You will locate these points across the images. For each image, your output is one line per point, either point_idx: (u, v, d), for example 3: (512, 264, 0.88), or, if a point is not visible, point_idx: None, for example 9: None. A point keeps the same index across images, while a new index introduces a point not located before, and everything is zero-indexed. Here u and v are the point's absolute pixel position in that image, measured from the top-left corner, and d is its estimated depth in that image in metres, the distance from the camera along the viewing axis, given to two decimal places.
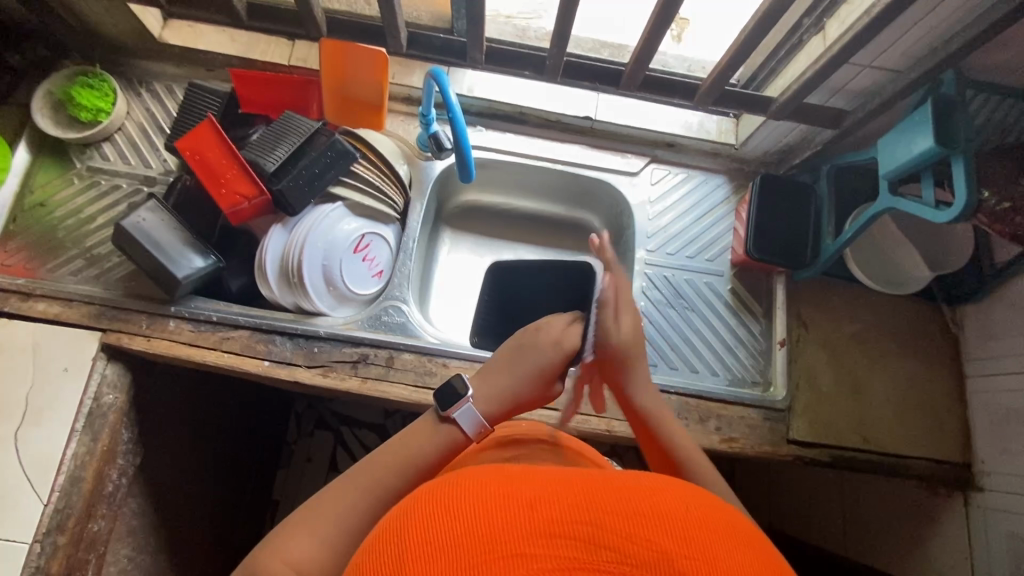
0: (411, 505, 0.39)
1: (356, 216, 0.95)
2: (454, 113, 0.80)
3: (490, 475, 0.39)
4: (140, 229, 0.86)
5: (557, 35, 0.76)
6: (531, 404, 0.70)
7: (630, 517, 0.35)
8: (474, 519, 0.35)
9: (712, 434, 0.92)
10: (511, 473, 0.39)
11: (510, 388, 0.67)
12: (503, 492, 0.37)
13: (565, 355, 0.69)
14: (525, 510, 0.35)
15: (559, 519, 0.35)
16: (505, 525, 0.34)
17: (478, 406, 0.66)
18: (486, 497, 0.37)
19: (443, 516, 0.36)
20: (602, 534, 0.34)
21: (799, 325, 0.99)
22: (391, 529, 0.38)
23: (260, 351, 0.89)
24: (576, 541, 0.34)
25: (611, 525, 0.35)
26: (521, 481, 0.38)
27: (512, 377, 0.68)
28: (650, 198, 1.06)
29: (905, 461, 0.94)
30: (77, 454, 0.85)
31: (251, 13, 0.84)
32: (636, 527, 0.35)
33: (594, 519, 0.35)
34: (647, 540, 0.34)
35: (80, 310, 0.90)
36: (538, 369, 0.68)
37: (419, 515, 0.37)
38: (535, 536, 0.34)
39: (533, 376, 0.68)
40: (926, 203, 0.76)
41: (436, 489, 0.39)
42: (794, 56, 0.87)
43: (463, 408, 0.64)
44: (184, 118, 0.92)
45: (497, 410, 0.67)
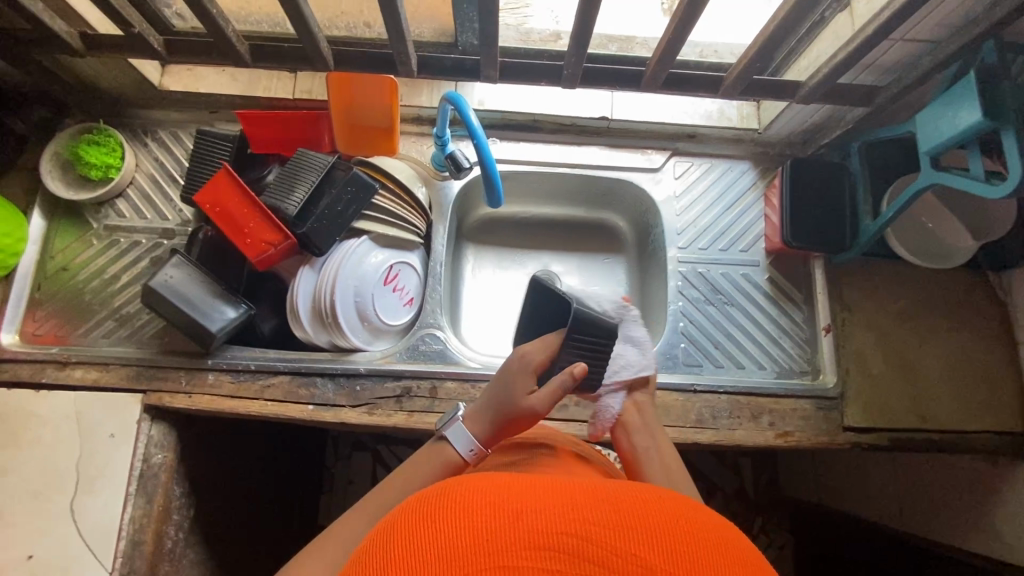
0: (401, 513, 0.39)
1: (381, 247, 0.92)
2: (475, 134, 0.74)
3: (478, 485, 0.38)
4: (169, 287, 0.84)
5: (576, 41, 0.73)
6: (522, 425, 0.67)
7: (615, 528, 0.34)
8: (457, 533, 0.34)
9: (766, 430, 0.90)
10: (502, 483, 0.38)
11: (487, 401, 0.68)
12: (488, 502, 0.36)
13: (534, 361, 0.69)
14: (510, 520, 0.34)
15: (545, 531, 0.33)
16: (487, 536, 0.33)
17: (467, 423, 0.68)
18: (472, 509, 0.35)
19: (428, 527, 0.35)
20: (588, 546, 0.32)
21: (843, 309, 0.96)
22: (380, 536, 0.37)
23: (303, 395, 0.88)
24: (558, 554, 0.32)
25: (597, 538, 0.33)
26: (506, 489, 0.37)
27: (493, 389, 0.69)
28: (676, 192, 1.03)
29: (964, 436, 0.92)
30: (134, 518, 0.86)
31: (255, 54, 0.81)
32: (623, 541, 0.33)
33: (580, 530, 0.33)
34: (632, 552, 0.32)
35: (117, 373, 0.90)
36: (503, 383, 0.69)
37: (405, 523, 0.37)
38: (518, 548, 0.32)
39: (502, 390, 0.68)
40: (974, 176, 0.73)
41: (428, 498, 0.39)
42: (818, 35, 0.83)
43: (451, 426, 0.67)
44: (197, 167, 0.91)
45: (485, 423, 0.67)
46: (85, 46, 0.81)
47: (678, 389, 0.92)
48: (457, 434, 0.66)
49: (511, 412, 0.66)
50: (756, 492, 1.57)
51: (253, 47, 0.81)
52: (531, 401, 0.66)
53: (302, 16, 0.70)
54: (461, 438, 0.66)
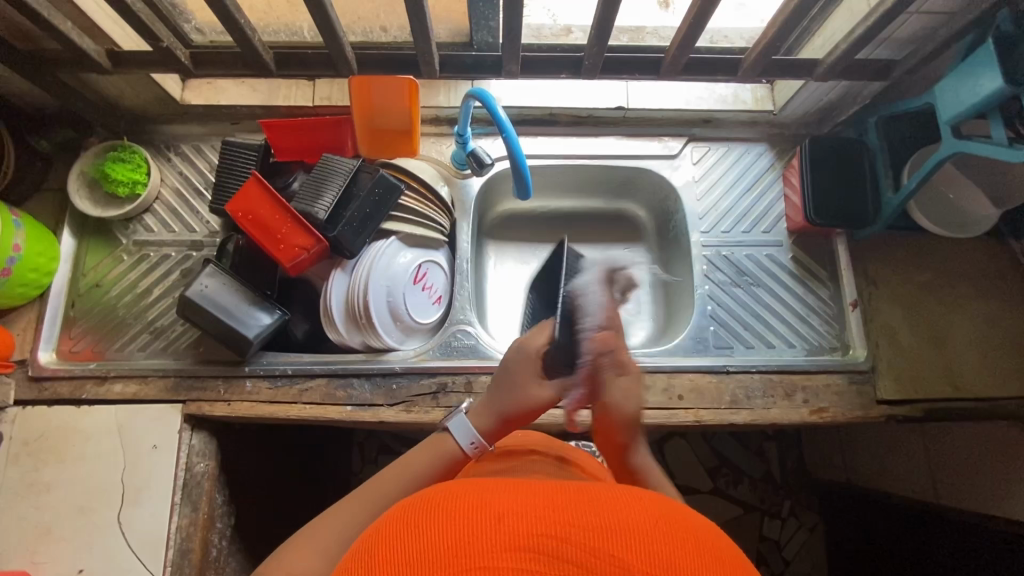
0: (393, 515, 0.39)
1: (409, 247, 0.93)
2: (504, 128, 0.74)
3: (462, 490, 0.39)
4: (205, 297, 0.85)
5: (598, 30, 0.73)
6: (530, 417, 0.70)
7: (594, 529, 0.34)
8: (438, 537, 0.34)
9: (801, 407, 0.91)
10: (488, 487, 0.39)
11: (495, 397, 0.70)
12: (471, 506, 0.36)
13: (534, 353, 0.71)
14: (490, 524, 0.34)
15: (525, 533, 0.33)
16: (468, 538, 0.34)
17: (469, 417, 0.70)
18: (457, 512, 0.36)
19: (415, 530, 0.36)
20: (567, 549, 0.33)
21: (869, 284, 0.97)
22: (372, 537, 0.38)
23: (340, 397, 0.89)
24: (537, 555, 0.32)
25: (575, 539, 0.33)
26: (491, 494, 0.37)
27: (499, 391, 0.71)
28: (695, 177, 1.04)
29: (997, 403, 0.93)
30: (181, 526, 0.86)
31: (280, 63, 0.82)
32: (602, 542, 0.33)
33: (559, 531, 0.33)
34: (610, 554, 0.32)
35: (156, 385, 0.91)
36: (507, 375, 0.71)
37: (390, 529, 0.37)
38: (498, 550, 0.33)
39: (506, 384, 0.70)
40: (998, 143, 0.74)
41: (417, 502, 0.39)
42: (831, 13, 0.84)
43: (454, 419, 0.68)
44: (224, 178, 0.92)
45: (492, 420, 0.69)
46: (112, 64, 0.82)
47: (710, 371, 0.92)
48: (459, 428, 0.68)
49: (521, 404, 0.69)
50: (783, 475, 1.57)
51: (277, 56, 0.82)
52: (541, 393, 0.70)
53: (328, 22, 0.72)
54: (463, 431, 0.67)
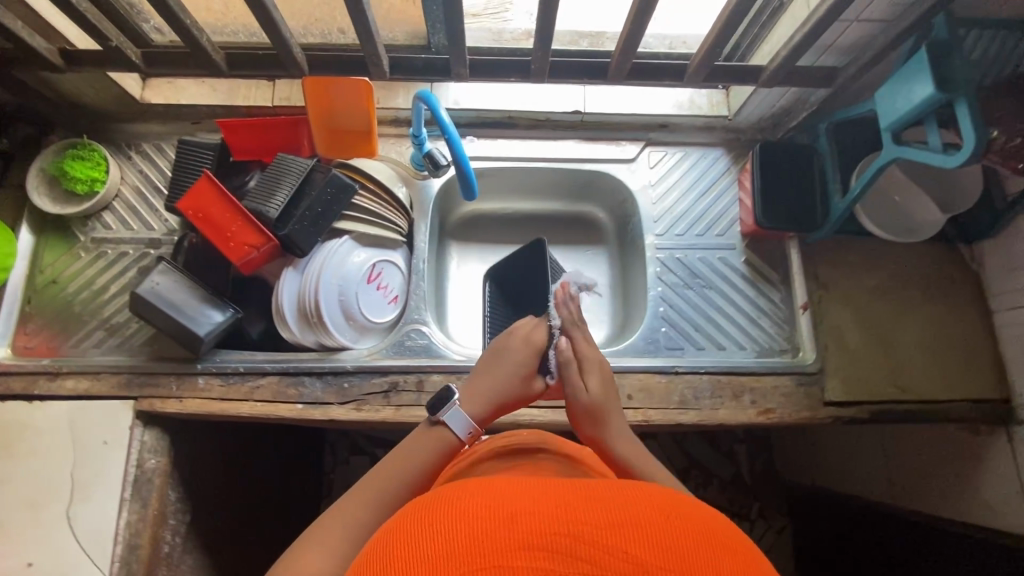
0: (402, 519, 0.41)
1: (363, 246, 0.94)
2: (447, 131, 0.75)
3: (474, 491, 0.40)
4: (157, 294, 0.86)
5: (541, 34, 0.74)
6: (518, 402, 0.76)
7: (604, 527, 0.36)
8: (456, 537, 0.36)
9: (749, 408, 0.92)
10: (497, 487, 0.40)
11: (498, 388, 0.74)
12: (485, 505, 0.38)
13: (537, 348, 0.77)
14: (506, 523, 0.36)
15: (540, 531, 0.35)
16: (482, 537, 0.35)
17: (462, 407, 0.72)
18: (468, 512, 0.37)
19: (429, 531, 0.37)
20: (578, 546, 0.34)
21: (819, 287, 0.98)
22: (385, 538, 0.39)
23: (291, 395, 0.90)
24: (552, 554, 0.34)
25: (587, 537, 0.35)
26: (504, 493, 0.39)
27: (493, 379, 0.74)
28: (651, 181, 1.06)
29: (942, 405, 0.95)
30: (129, 523, 0.87)
31: (231, 63, 0.83)
32: (613, 539, 0.35)
33: (571, 530, 0.35)
34: (622, 550, 0.34)
35: (109, 381, 0.91)
36: (513, 365, 0.75)
37: (407, 530, 0.39)
38: (513, 549, 0.34)
39: (512, 377, 0.74)
40: (932, 149, 0.75)
41: (427, 505, 0.41)
42: (778, 21, 0.86)
43: (450, 412, 0.69)
44: (180, 176, 0.92)
45: (483, 408, 0.73)
46: (65, 63, 0.83)
47: (659, 372, 0.93)
48: (457, 419, 0.69)
49: (519, 394, 0.75)
50: (753, 478, 1.58)
51: (229, 56, 0.83)
52: (535, 386, 0.77)
53: (273, 24, 0.72)
54: (460, 421, 0.69)
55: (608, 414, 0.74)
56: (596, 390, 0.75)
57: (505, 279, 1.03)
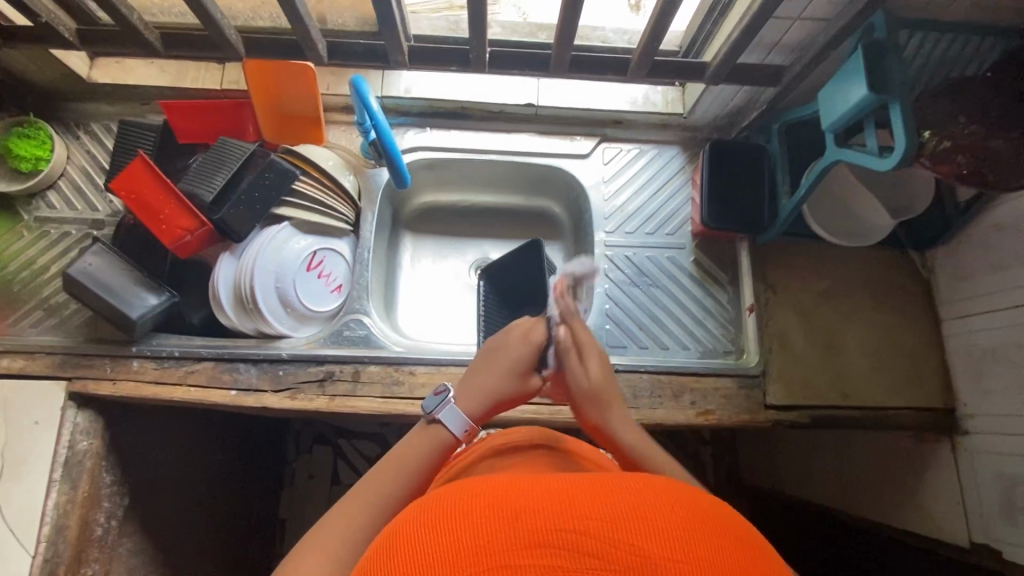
0: (407, 518, 0.38)
1: (304, 233, 0.94)
2: (377, 119, 0.75)
3: (478, 487, 0.38)
4: (88, 275, 0.85)
5: (474, 22, 0.73)
6: (514, 400, 0.75)
7: (611, 520, 0.34)
8: (460, 537, 0.34)
9: (687, 409, 0.91)
10: (499, 482, 0.38)
11: (498, 387, 0.72)
12: (485, 503, 0.36)
13: (534, 345, 0.75)
14: (509, 521, 0.34)
15: (545, 529, 0.33)
16: (486, 536, 0.33)
17: (460, 405, 0.70)
18: (471, 509, 0.36)
19: (434, 530, 0.35)
20: (586, 540, 0.33)
21: (766, 289, 0.97)
22: (389, 537, 0.37)
23: (225, 381, 0.89)
24: (559, 551, 0.32)
25: (595, 531, 0.33)
26: (504, 489, 0.37)
27: (490, 375, 0.73)
28: (604, 177, 1.05)
29: (886, 413, 0.93)
30: (58, 504, 0.86)
31: (167, 43, 0.82)
32: (620, 531, 0.33)
33: (577, 526, 0.33)
34: (632, 544, 0.33)
35: (43, 361, 0.91)
36: (510, 363, 0.73)
37: (404, 531, 0.36)
38: (518, 548, 0.32)
39: (510, 375, 0.73)
40: (869, 151, 0.74)
41: (430, 501, 0.39)
42: (726, 17, 0.85)
43: (447, 410, 0.67)
44: (118, 155, 0.91)
45: (478, 405, 0.71)
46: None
47: None
48: (453, 417, 0.67)
49: (515, 393, 0.74)
50: (716, 481, 1.57)
51: (164, 36, 0.82)
52: (532, 384, 0.75)
53: (201, 5, 0.72)
54: (455, 419, 0.67)
55: (608, 398, 0.75)
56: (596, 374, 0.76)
57: (502, 282, 0.99)
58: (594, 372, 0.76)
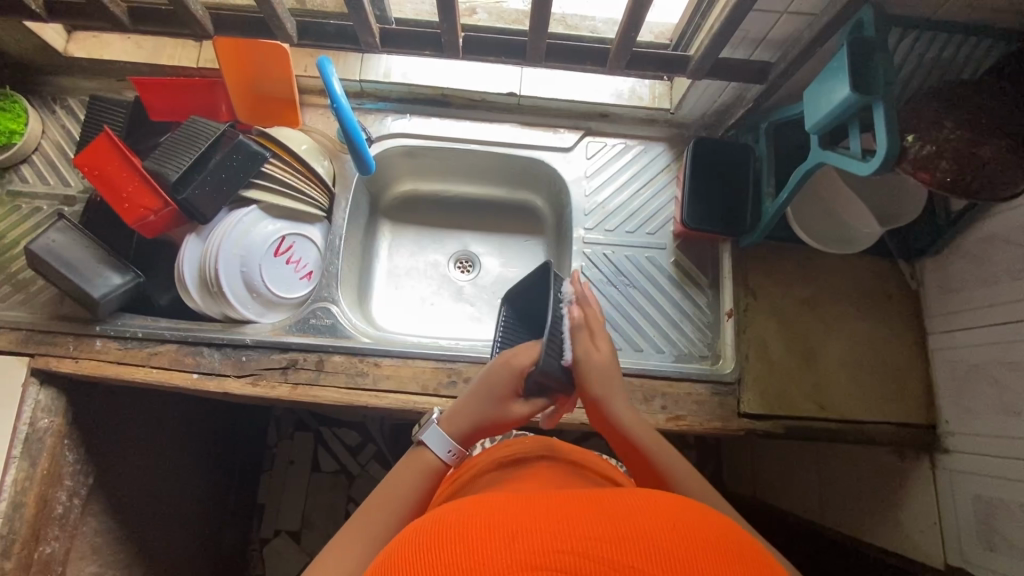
0: (400, 542, 0.37)
1: (274, 217, 0.92)
2: (339, 102, 0.73)
3: (475, 508, 0.37)
4: (51, 252, 0.84)
5: (444, 6, 0.70)
6: (503, 425, 0.67)
7: (609, 540, 0.33)
8: (455, 560, 0.33)
9: (658, 414, 0.89)
10: (491, 503, 0.38)
11: (474, 407, 0.66)
12: (480, 525, 0.35)
13: (518, 369, 0.66)
14: (506, 541, 0.33)
15: (542, 551, 0.32)
16: (481, 560, 0.32)
17: (443, 426, 0.67)
18: (465, 531, 0.35)
19: (429, 554, 0.34)
20: (585, 563, 0.32)
21: (747, 294, 0.94)
22: (381, 564, 0.36)
23: (188, 364, 0.88)
24: (557, 573, 0.31)
25: (594, 553, 0.32)
26: (498, 511, 0.36)
27: (474, 397, 0.67)
28: (587, 172, 1.02)
29: (862, 427, 0.90)
30: (16, 480, 0.86)
31: (134, 18, 0.80)
32: (619, 553, 0.32)
33: (574, 547, 0.33)
34: (631, 566, 0.32)
35: (7, 336, 0.90)
36: (491, 384, 0.66)
37: (398, 557, 0.35)
38: (514, 570, 0.31)
39: (485, 395, 0.66)
40: (852, 154, 0.70)
41: (424, 525, 0.38)
42: (713, 8, 0.81)
43: (429, 433, 0.65)
44: (88, 130, 0.90)
45: (462, 428, 0.66)
46: None
47: None
48: (435, 439, 0.65)
49: (491, 417, 0.66)
50: None
51: (133, 11, 0.80)
52: (515, 410, 0.66)
53: None
54: (438, 441, 0.65)
55: (612, 379, 0.69)
56: (604, 357, 0.69)
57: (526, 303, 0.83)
58: (605, 350, 0.70)
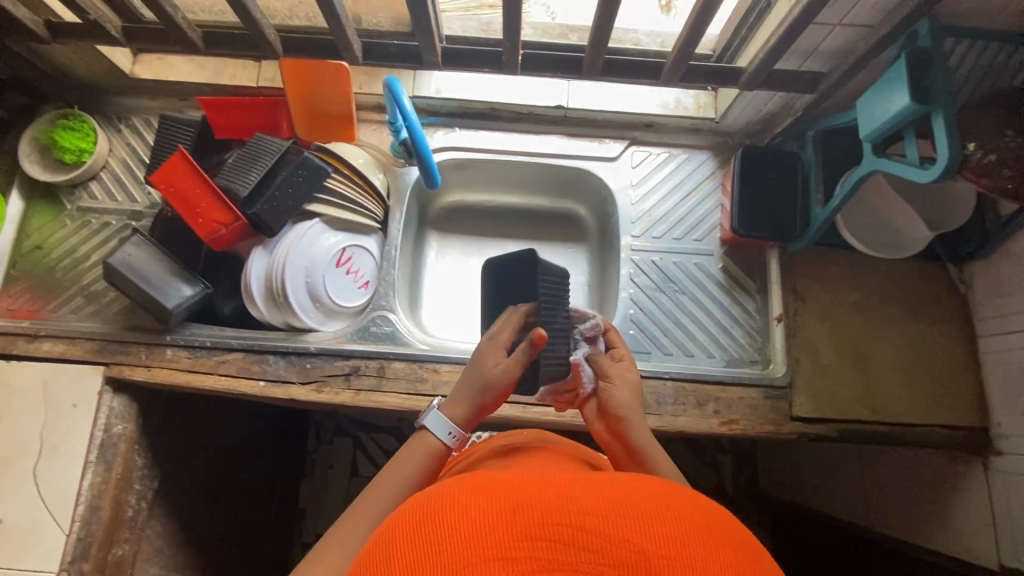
0: (401, 512, 0.38)
1: (335, 230, 0.95)
2: (411, 121, 0.77)
3: (474, 481, 0.38)
4: (129, 265, 0.88)
5: (508, 26, 0.74)
6: (499, 396, 0.68)
7: (606, 515, 0.34)
8: (458, 529, 0.34)
9: (711, 418, 0.90)
10: (495, 477, 0.38)
11: (468, 383, 0.68)
12: (482, 497, 0.36)
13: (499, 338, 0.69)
14: (508, 514, 0.34)
15: (543, 523, 0.34)
16: (482, 531, 0.33)
17: (444, 411, 0.68)
18: (471, 501, 0.36)
19: (434, 522, 0.35)
20: (583, 535, 0.33)
21: (796, 299, 0.96)
22: (383, 532, 0.37)
23: (255, 371, 0.92)
24: (557, 544, 0.33)
25: (591, 527, 0.34)
26: (500, 483, 0.37)
27: (467, 374, 0.69)
28: (632, 181, 1.04)
29: (914, 429, 0.91)
30: (93, 484, 0.89)
31: (208, 41, 0.84)
32: (615, 527, 0.34)
33: (574, 520, 0.34)
34: (627, 540, 0.33)
35: (82, 346, 0.94)
36: (479, 357, 0.69)
37: (401, 526, 0.36)
38: (516, 540, 0.33)
39: (474, 369, 0.69)
40: (910, 162, 0.72)
41: (423, 497, 0.38)
42: (763, 21, 0.83)
43: (430, 416, 0.66)
44: (159, 150, 0.94)
45: (462, 408, 0.68)
46: (51, 34, 0.85)
47: None
48: (435, 421, 0.66)
49: (483, 387, 0.67)
50: (734, 488, 1.54)
51: (206, 34, 0.84)
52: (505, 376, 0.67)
53: (243, 5, 0.73)
54: (440, 424, 0.66)
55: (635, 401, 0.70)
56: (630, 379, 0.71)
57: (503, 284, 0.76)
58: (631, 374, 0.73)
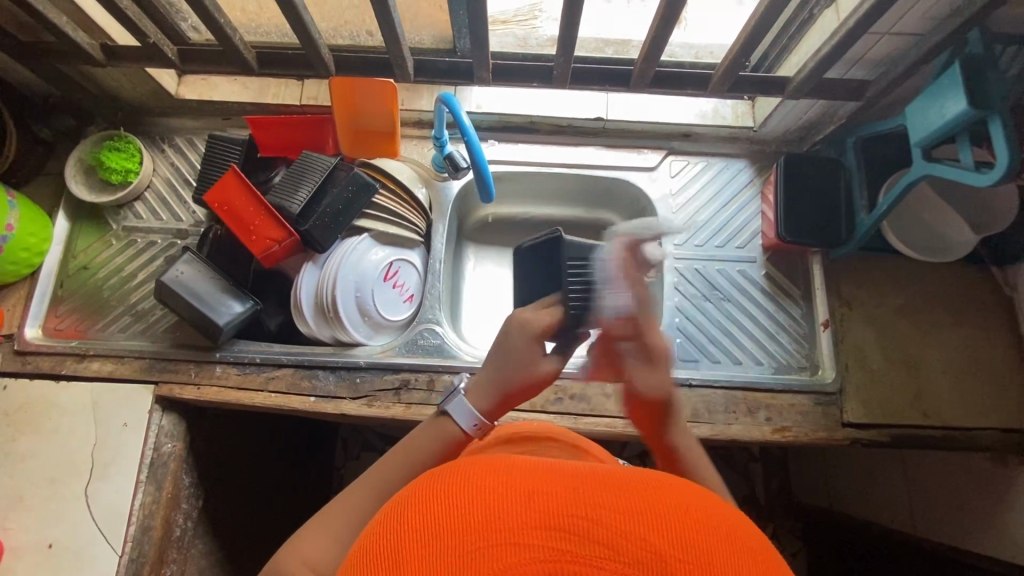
0: (419, 486, 0.37)
1: (382, 245, 0.97)
2: (468, 134, 0.78)
3: (493, 464, 0.36)
4: (181, 283, 0.88)
5: (563, 42, 0.75)
6: (534, 387, 0.63)
7: (623, 512, 0.32)
8: (469, 507, 0.33)
9: (763, 425, 0.90)
10: (511, 462, 0.37)
11: (499, 372, 0.62)
12: (499, 479, 0.34)
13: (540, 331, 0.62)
14: (521, 499, 0.32)
15: (558, 512, 0.31)
16: (492, 516, 0.32)
17: (468, 398, 0.63)
18: (480, 483, 0.34)
19: (446, 499, 0.34)
20: (595, 529, 0.31)
21: (841, 304, 0.96)
22: (399, 503, 0.37)
23: (305, 387, 0.92)
24: (568, 536, 0.30)
25: (605, 521, 0.31)
26: (520, 468, 0.36)
27: (494, 365, 0.63)
28: (672, 190, 1.05)
29: (967, 433, 0.91)
30: (144, 504, 0.88)
31: (261, 62, 0.86)
32: (632, 525, 0.31)
33: (589, 513, 0.31)
34: (641, 538, 0.30)
35: (131, 365, 0.94)
36: (510, 345, 0.62)
37: (419, 501, 0.35)
38: (527, 527, 0.31)
39: (506, 359, 0.62)
40: (964, 167, 0.72)
41: (442, 473, 0.37)
42: (806, 31, 0.84)
43: (452, 402, 0.62)
44: (209, 169, 0.96)
45: (492, 400, 0.62)
46: (106, 58, 0.86)
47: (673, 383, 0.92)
48: (459, 410, 0.62)
49: (521, 380, 0.62)
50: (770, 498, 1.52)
51: (259, 55, 0.86)
52: (545, 367, 0.62)
53: (303, 26, 0.75)
54: (464, 414, 0.62)
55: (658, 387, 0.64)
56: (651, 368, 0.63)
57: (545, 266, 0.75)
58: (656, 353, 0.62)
